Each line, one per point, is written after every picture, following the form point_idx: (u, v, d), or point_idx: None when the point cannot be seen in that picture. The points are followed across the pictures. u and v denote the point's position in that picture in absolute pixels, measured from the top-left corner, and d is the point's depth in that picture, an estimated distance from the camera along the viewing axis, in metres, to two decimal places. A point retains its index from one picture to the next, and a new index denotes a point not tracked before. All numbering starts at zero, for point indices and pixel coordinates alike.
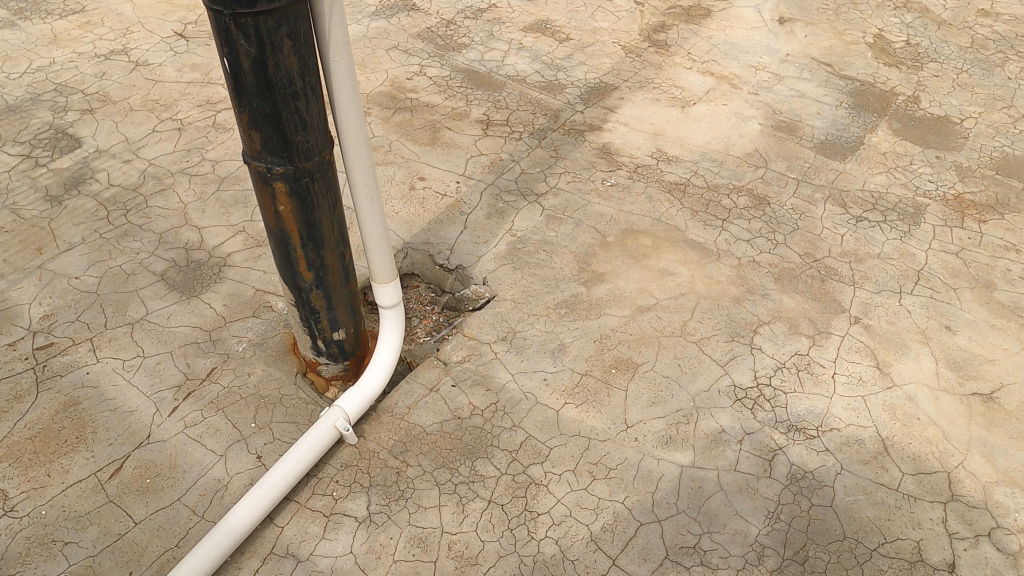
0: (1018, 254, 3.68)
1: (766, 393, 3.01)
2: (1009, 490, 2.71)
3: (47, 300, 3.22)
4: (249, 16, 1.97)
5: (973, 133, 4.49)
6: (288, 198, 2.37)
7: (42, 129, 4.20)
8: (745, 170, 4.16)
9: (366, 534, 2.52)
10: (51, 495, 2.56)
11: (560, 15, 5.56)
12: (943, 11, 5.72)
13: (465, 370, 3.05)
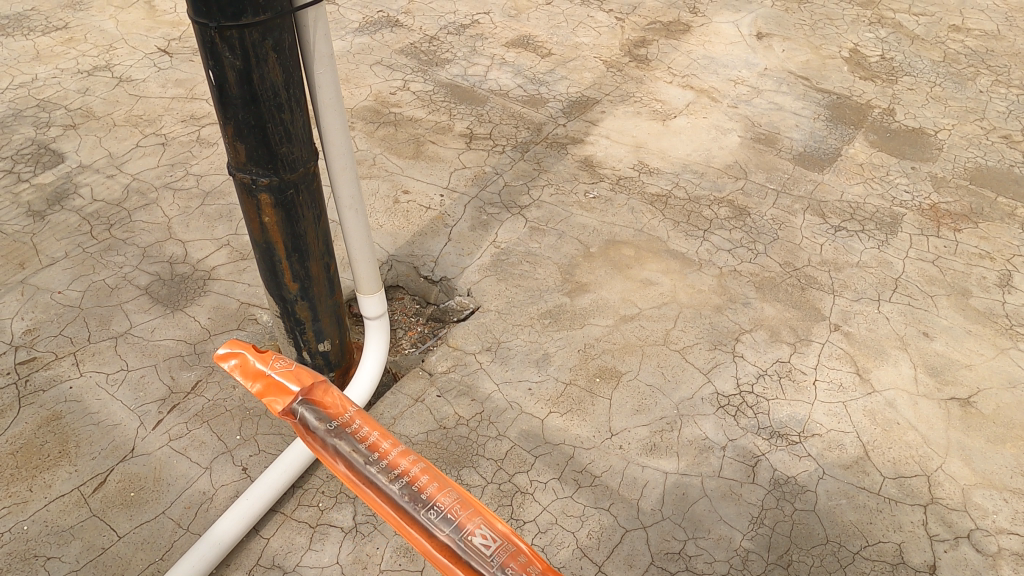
0: (992, 261, 3.76)
1: (748, 400, 3.05)
2: (988, 492, 2.76)
3: (29, 315, 3.20)
4: (234, 29, 1.99)
5: (947, 144, 4.59)
6: (273, 209, 2.38)
7: (24, 145, 4.19)
8: (726, 181, 4.23)
9: (352, 544, 2.51)
10: (32, 510, 2.53)
11: (542, 31, 5.64)
12: (916, 26, 5.87)
13: (449, 381, 3.06)
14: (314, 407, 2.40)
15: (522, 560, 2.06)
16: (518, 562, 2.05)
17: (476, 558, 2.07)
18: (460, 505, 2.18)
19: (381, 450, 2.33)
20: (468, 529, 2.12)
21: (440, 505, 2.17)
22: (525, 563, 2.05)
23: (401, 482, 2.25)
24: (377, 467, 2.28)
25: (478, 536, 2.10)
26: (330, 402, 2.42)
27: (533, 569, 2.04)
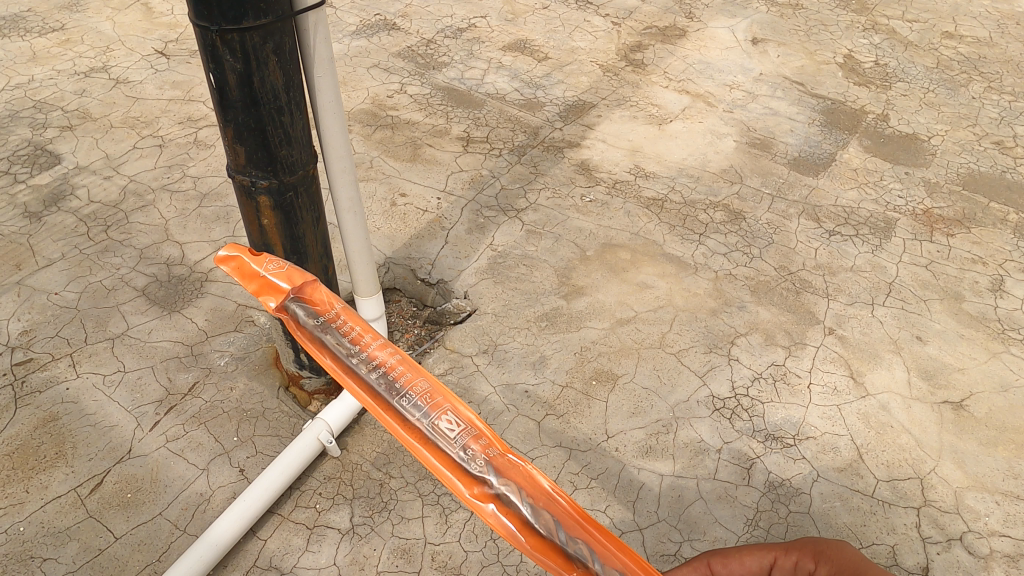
0: (985, 266, 3.80)
1: (744, 403, 3.07)
2: (980, 495, 2.79)
3: (26, 316, 3.20)
4: (235, 32, 1.98)
5: (940, 150, 4.63)
6: (271, 211, 2.39)
7: (21, 146, 4.19)
8: (721, 186, 4.25)
9: (349, 545, 2.52)
10: (29, 512, 2.53)
11: (539, 35, 5.67)
12: (909, 32, 5.92)
13: (446, 383, 3.07)
14: (302, 298, 2.15)
15: (494, 448, 1.74)
16: (488, 448, 1.73)
17: (441, 440, 1.74)
18: (437, 391, 1.86)
19: (361, 341, 2.03)
20: (437, 412, 1.80)
21: (413, 390, 1.85)
22: (493, 449, 1.73)
23: (375, 366, 1.94)
24: (354, 352, 2.00)
25: (447, 422, 1.78)
26: (320, 295, 2.17)
27: (494, 453, 1.72)
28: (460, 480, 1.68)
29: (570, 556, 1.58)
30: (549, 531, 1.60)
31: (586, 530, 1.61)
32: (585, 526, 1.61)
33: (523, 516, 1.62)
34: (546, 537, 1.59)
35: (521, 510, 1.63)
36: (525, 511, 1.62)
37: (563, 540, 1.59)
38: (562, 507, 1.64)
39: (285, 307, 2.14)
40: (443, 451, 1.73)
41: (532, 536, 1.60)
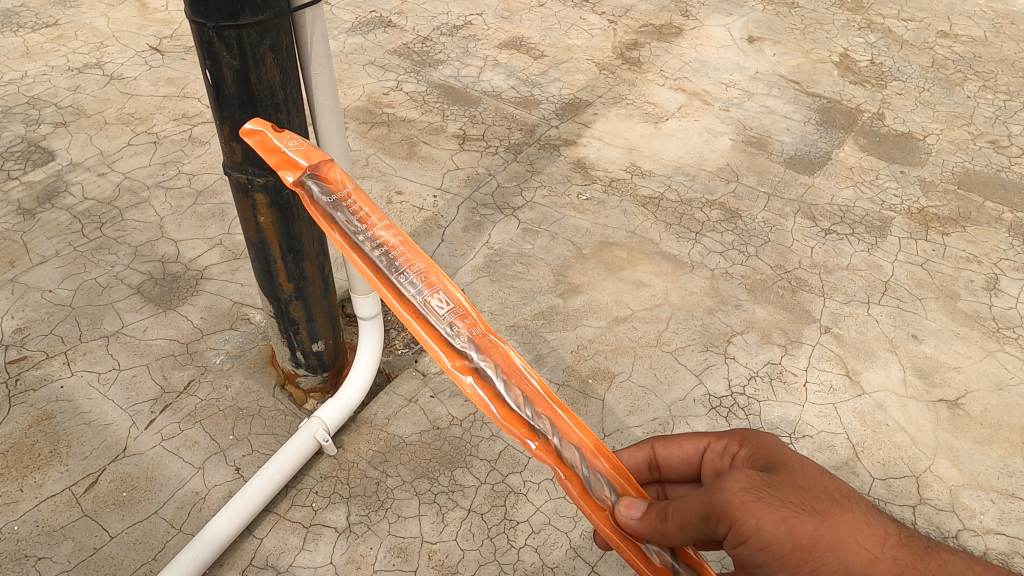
0: (979, 265, 3.81)
1: (740, 401, 3.07)
2: (975, 493, 2.79)
3: (20, 313, 3.18)
4: (232, 29, 1.96)
5: (935, 149, 4.65)
6: (268, 209, 2.37)
7: (14, 142, 4.16)
8: (717, 184, 4.26)
9: (345, 544, 2.51)
10: (23, 510, 2.51)
11: (535, 32, 5.66)
12: (904, 31, 5.93)
13: (443, 381, 3.06)
14: (317, 172, 1.87)
15: (478, 328, 1.55)
16: (473, 327, 1.54)
17: (431, 316, 1.54)
18: (434, 270, 1.64)
19: (365, 219, 1.79)
20: (431, 288, 1.59)
21: (411, 266, 1.63)
22: (477, 327, 1.54)
23: (376, 244, 1.71)
24: (356, 229, 1.77)
25: (439, 299, 1.57)
26: (334, 173, 1.88)
27: (477, 331, 1.53)
28: (441, 349, 1.48)
29: (542, 437, 1.40)
30: (520, 406, 1.42)
31: (552, 408, 1.45)
32: (554, 408, 1.45)
33: (496, 391, 1.44)
34: (518, 414, 1.41)
35: (495, 383, 1.45)
36: (501, 386, 1.45)
37: (533, 418, 1.42)
38: (537, 390, 1.47)
39: (298, 179, 1.86)
40: (429, 321, 1.54)
41: (503, 411, 1.42)
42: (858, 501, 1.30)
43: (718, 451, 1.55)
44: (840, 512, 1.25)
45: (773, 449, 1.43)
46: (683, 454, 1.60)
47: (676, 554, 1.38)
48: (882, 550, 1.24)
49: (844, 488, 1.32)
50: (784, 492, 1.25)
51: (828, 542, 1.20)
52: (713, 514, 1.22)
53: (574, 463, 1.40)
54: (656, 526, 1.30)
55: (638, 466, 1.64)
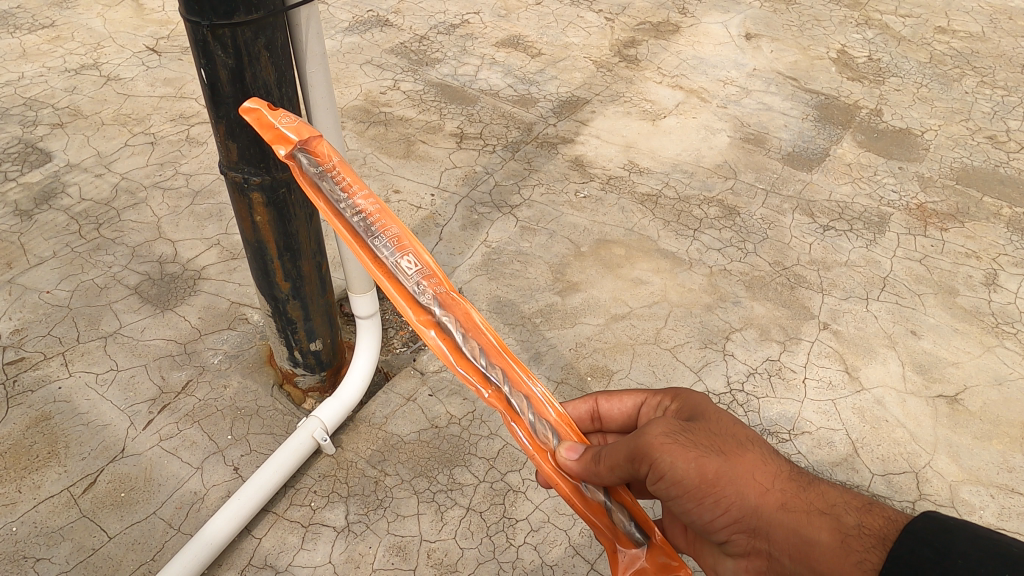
0: (978, 260, 3.81)
1: (739, 398, 3.06)
2: (975, 488, 2.79)
3: (17, 315, 3.17)
4: (226, 27, 1.96)
5: (933, 144, 4.64)
6: (264, 208, 2.37)
7: (10, 144, 4.15)
8: (715, 181, 4.25)
9: (345, 543, 2.51)
10: (21, 511, 2.51)
11: (532, 31, 5.65)
12: (902, 27, 5.92)
13: (441, 380, 3.06)
14: (306, 146, 1.95)
15: (441, 288, 1.71)
16: (438, 287, 1.71)
17: (400, 276, 1.71)
18: (406, 235, 1.80)
19: (346, 186, 1.91)
20: (401, 252, 1.75)
21: (386, 231, 1.79)
22: (441, 287, 1.71)
23: (356, 210, 1.84)
24: (339, 197, 1.88)
25: (409, 262, 1.74)
26: (322, 145, 1.97)
27: (441, 290, 1.70)
28: (407, 307, 1.65)
29: (494, 386, 1.57)
30: (475, 360, 1.60)
31: (504, 360, 1.62)
32: (506, 361, 1.62)
33: (456, 345, 1.61)
34: (475, 366, 1.59)
35: (455, 337, 1.62)
36: (459, 340, 1.62)
37: (486, 369, 1.59)
38: (492, 344, 1.64)
39: (289, 152, 1.94)
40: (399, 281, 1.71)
41: (461, 362, 1.59)
42: (761, 444, 1.39)
43: (654, 406, 1.63)
44: (743, 452, 1.35)
45: (692, 401, 1.52)
46: (622, 408, 1.70)
47: (609, 493, 1.51)
48: (773, 483, 1.32)
49: (749, 432, 1.41)
50: (697, 435, 1.35)
51: (727, 475, 1.30)
52: (639, 456, 1.32)
53: (520, 411, 1.55)
54: (590, 466, 1.44)
55: (581, 417, 1.73)
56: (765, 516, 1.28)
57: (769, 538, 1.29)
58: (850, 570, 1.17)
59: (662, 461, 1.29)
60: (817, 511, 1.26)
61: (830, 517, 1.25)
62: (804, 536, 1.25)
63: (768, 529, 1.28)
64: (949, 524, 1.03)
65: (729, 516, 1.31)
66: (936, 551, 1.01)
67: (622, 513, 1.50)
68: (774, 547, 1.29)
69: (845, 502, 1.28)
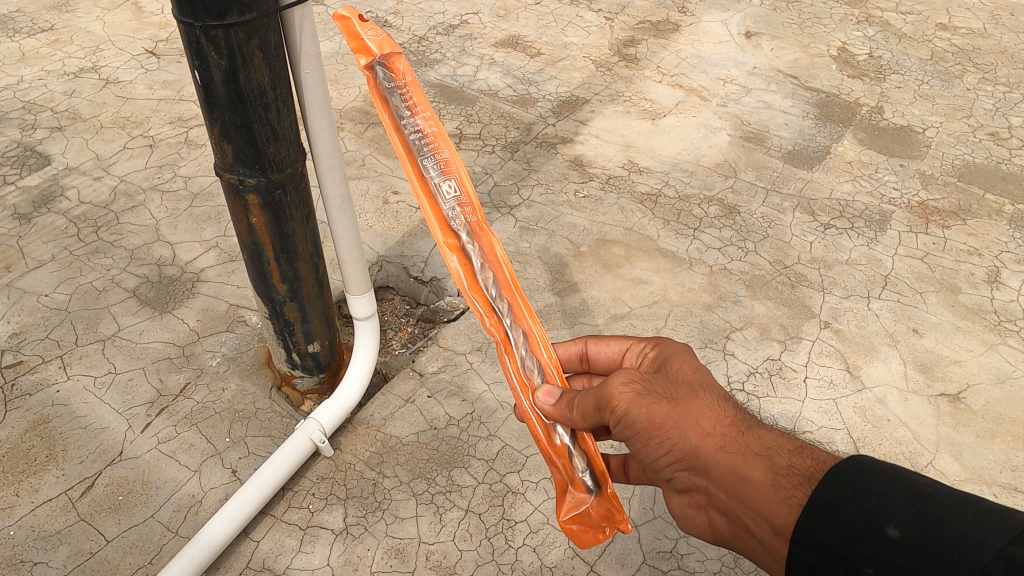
0: (980, 258, 3.79)
1: (740, 398, 3.04)
2: (978, 487, 2.76)
3: (15, 318, 3.17)
4: (219, 29, 1.95)
5: (934, 142, 4.62)
6: (260, 209, 2.36)
7: (9, 147, 4.15)
8: (715, 180, 4.24)
9: (343, 545, 2.50)
10: (19, 515, 2.50)
11: (531, 31, 5.64)
12: (903, 24, 5.90)
13: (440, 381, 3.05)
14: (385, 60, 1.89)
15: (475, 217, 1.79)
16: (471, 215, 1.79)
17: (439, 199, 1.78)
18: (453, 158, 1.84)
19: (412, 104, 1.87)
20: (446, 174, 1.79)
21: (436, 153, 1.82)
22: (474, 215, 1.79)
23: (415, 129, 1.84)
24: (403, 113, 1.85)
25: (450, 186, 1.79)
26: (400, 62, 1.90)
27: (473, 219, 1.77)
28: (439, 227, 1.74)
29: (498, 317, 1.70)
30: (488, 289, 1.72)
31: (514, 297, 1.74)
32: (515, 297, 1.74)
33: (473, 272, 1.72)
34: (486, 295, 1.71)
35: (473, 264, 1.73)
36: (477, 269, 1.72)
37: (498, 302, 1.71)
38: (506, 279, 1.75)
39: (368, 65, 1.89)
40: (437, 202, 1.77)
41: (474, 289, 1.72)
42: (714, 391, 1.49)
43: (636, 352, 1.77)
44: (692, 399, 1.47)
45: (671, 353, 1.66)
46: (609, 352, 1.83)
47: (575, 437, 1.67)
48: (717, 428, 1.41)
49: (708, 382, 1.53)
50: (653, 386, 1.50)
51: (670, 420, 1.43)
52: (603, 405, 1.50)
53: (516, 345, 1.70)
54: (563, 413, 1.60)
55: (571, 357, 1.87)
56: (704, 455, 1.39)
57: (708, 476, 1.39)
58: (776, 505, 1.26)
59: (618, 408, 1.47)
60: (752, 452, 1.35)
61: (763, 457, 1.34)
62: (738, 473, 1.34)
63: (707, 467, 1.39)
64: (874, 469, 1.18)
65: (672, 455, 1.44)
66: (855, 490, 1.16)
67: (580, 459, 1.66)
68: (711, 484, 1.39)
69: (778, 445, 1.36)
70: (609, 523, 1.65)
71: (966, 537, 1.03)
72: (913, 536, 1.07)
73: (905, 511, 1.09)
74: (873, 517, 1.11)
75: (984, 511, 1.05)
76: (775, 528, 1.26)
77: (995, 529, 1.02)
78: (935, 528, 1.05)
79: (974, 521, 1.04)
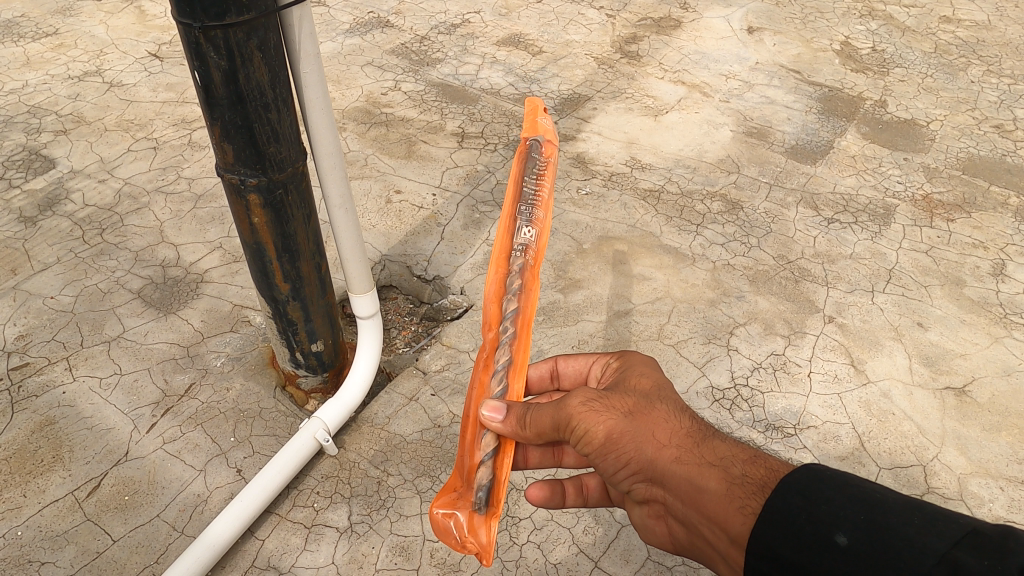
0: (986, 251, 3.77)
1: (744, 393, 3.04)
2: (984, 481, 2.75)
3: (21, 320, 3.19)
4: (218, 29, 1.96)
5: (939, 135, 4.60)
6: (262, 209, 2.37)
7: (15, 151, 4.18)
8: (718, 176, 4.23)
9: (348, 544, 2.51)
10: (26, 516, 2.52)
11: (533, 29, 5.64)
12: (906, 18, 5.87)
13: (443, 379, 3.05)
14: (540, 142, 2.18)
15: (533, 263, 2.05)
16: (532, 259, 2.04)
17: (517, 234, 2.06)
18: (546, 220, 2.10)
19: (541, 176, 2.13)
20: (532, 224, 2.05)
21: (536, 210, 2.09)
22: (533, 262, 2.04)
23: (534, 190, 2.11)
24: (531, 175, 2.13)
25: (531, 233, 2.06)
26: (551, 150, 2.18)
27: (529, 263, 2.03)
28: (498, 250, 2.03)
29: (498, 333, 1.97)
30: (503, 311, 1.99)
31: (521, 333, 1.97)
32: (524, 334, 1.97)
33: (502, 294, 2.02)
34: (501, 313, 1.99)
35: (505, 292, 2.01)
36: (507, 294, 2.01)
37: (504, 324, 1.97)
38: (526, 317, 1.99)
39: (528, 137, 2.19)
40: (512, 233, 2.05)
41: (495, 306, 2.01)
42: (672, 403, 1.49)
43: (600, 367, 1.86)
44: (649, 413, 1.46)
45: (635, 368, 1.67)
46: (577, 368, 1.91)
47: (494, 454, 1.79)
48: (671, 439, 1.41)
49: (667, 395, 1.53)
50: (612, 401, 1.51)
51: (626, 434, 1.43)
52: (564, 424, 1.51)
53: (497, 360, 1.91)
54: (514, 428, 1.69)
55: (542, 375, 1.99)
56: (661, 467, 1.39)
57: (666, 487, 1.39)
58: (733, 513, 1.24)
59: (578, 427, 1.48)
60: (706, 462, 1.34)
61: (718, 467, 1.32)
62: (694, 484, 1.33)
63: (664, 479, 1.38)
64: (823, 476, 1.20)
65: (630, 469, 1.44)
66: (805, 498, 1.17)
67: (486, 473, 1.78)
68: (671, 495, 1.38)
69: (733, 455, 1.34)
70: (466, 540, 1.74)
71: (913, 541, 1.05)
72: (862, 543, 1.09)
73: (854, 518, 1.11)
74: (823, 525, 1.12)
75: (929, 514, 1.08)
76: (732, 537, 1.24)
77: (940, 534, 1.05)
78: (883, 535, 1.08)
79: (919, 526, 1.06)
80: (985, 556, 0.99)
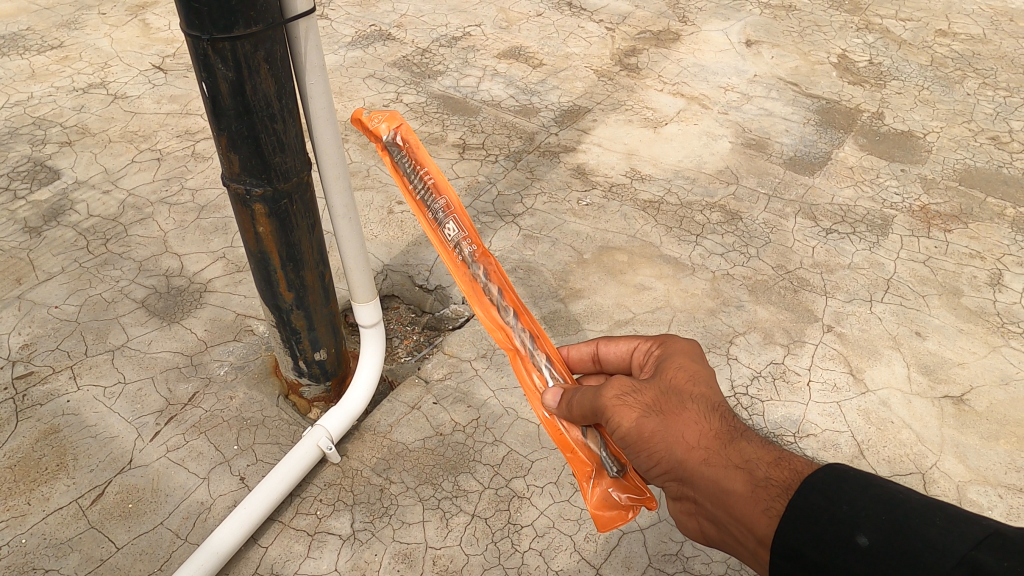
0: (982, 261, 3.80)
1: (743, 401, 3.06)
2: (983, 488, 2.77)
3: (26, 330, 3.22)
4: (226, 41, 2.00)
5: (936, 146, 4.64)
6: (267, 218, 2.40)
7: (20, 162, 4.22)
8: (717, 187, 4.27)
9: (350, 551, 2.52)
10: (30, 523, 2.53)
11: (534, 42, 5.70)
12: (902, 31, 5.94)
13: (446, 388, 3.07)
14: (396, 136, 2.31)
15: (475, 244, 2.14)
16: (474, 246, 2.14)
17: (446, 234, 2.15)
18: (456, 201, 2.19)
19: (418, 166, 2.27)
20: (448, 215, 2.16)
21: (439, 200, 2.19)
22: (476, 246, 2.14)
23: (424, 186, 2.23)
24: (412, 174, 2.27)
25: (452, 225, 2.15)
26: (409, 134, 2.31)
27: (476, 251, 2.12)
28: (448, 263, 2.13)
29: (506, 331, 2.00)
30: (505, 314, 2.03)
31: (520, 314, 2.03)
32: (520, 310, 2.04)
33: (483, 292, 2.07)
34: (498, 316, 2.03)
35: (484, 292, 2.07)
36: (486, 290, 2.07)
37: (514, 326, 2.01)
38: (509, 292, 2.06)
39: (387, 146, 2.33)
40: (440, 234, 2.16)
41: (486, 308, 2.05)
42: (705, 401, 1.46)
43: (644, 351, 1.72)
44: (680, 411, 1.45)
45: (671, 356, 1.62)
46: (618, 352, 1.79)
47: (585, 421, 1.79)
48: (701, 440, 1.39)
49: (701, 390, 1.49)
50: (645, 398, 1.50)
51: (657, 434, 1.43)
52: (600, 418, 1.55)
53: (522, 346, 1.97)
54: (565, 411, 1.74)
55: (584, 357, 1.88)
56: (689, 469, 1.38)
57: (693, 487, 1.38)
58: (757, 516, 1.24)
59: (613, 422, 1.51)
60: (732, 465, 1.33)
61: (744, 470, 1.31)
62: (721, 486, 1.32)
63: (692, 481, 1.38)
64: (848, 475, 1.18)
65: (661, 467, 1.44)
66: (828, 498, 1.15)
67: (595, 440, 1.77)
68: (698, 495, 1.38)
69: (759, 458, 1.32)
70: (625, 501, 1.75)
71: (934, 543, 1.03)
72: (882, 544, 1.07)
73: (876, 518, 1.10)
74: (843, 526, 1.11)
75: (951, 515, 1.06)
76: (759, 538, 1.24)
77: (962, 535, 1.03)
78: (904, 537, 1.06)
79: (941, 527, 1.04)
80: (1005, 557, 0.97)
